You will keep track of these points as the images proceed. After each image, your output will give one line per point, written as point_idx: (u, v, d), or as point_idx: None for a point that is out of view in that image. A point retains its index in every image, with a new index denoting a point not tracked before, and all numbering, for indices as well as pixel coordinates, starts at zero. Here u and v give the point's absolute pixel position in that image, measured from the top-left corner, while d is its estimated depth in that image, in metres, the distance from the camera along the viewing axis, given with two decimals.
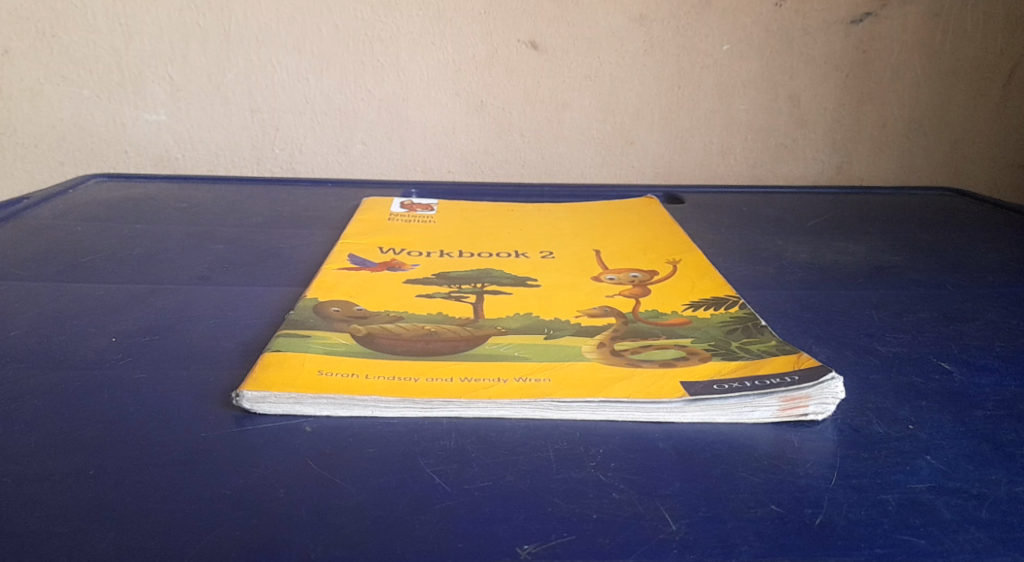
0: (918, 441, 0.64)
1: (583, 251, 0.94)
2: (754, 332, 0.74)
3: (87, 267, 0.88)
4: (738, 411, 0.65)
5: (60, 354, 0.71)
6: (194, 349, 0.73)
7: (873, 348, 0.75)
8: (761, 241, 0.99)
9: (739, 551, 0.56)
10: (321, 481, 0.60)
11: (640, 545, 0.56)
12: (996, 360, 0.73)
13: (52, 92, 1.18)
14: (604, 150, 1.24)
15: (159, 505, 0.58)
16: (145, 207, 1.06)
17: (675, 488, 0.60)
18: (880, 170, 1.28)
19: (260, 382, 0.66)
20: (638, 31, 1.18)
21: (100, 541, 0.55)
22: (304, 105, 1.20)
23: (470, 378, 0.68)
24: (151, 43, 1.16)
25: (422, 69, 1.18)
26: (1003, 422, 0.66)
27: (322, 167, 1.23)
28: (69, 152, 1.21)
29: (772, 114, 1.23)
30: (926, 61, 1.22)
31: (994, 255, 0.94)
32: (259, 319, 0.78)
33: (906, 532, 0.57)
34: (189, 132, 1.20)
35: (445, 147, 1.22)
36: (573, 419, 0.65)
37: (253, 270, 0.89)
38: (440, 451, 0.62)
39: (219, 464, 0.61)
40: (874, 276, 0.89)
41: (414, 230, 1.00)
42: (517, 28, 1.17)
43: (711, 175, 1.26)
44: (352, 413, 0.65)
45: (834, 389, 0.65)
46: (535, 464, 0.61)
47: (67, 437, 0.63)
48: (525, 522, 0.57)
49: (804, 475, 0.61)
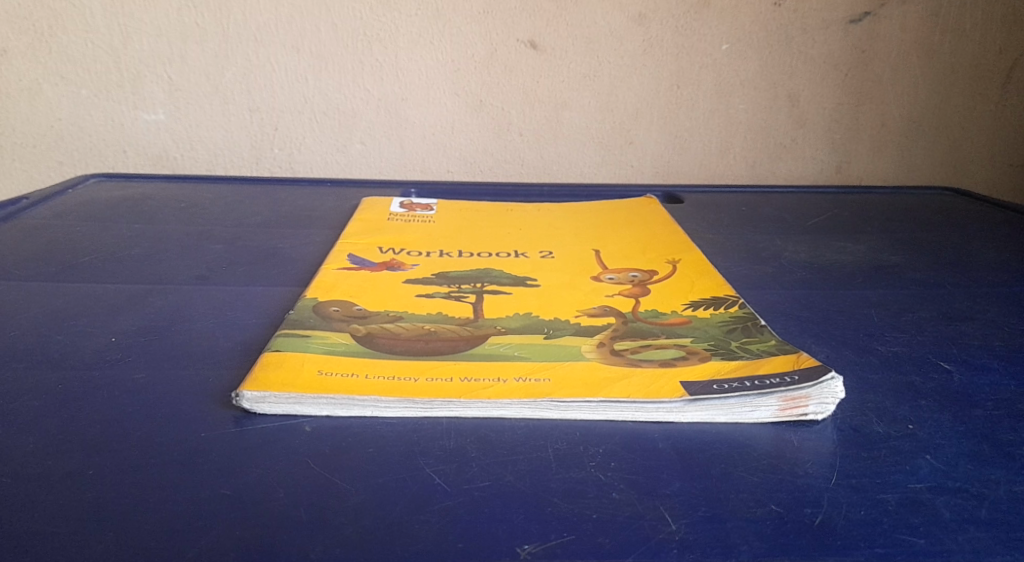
0: (918, 441, 0.64)
1: (582, 251, 0.94)
2: (754, 331, 0.74)
3: (85, 267, 0.88)
4: (738, 410, 0.65)
5: (59, 354, 0.71)
6: (193, 349, 0.73)
7: (873, 348, 0.75)
8: (761, 241, 0.99)
9: (738, 551, 0.56)
10: (321, 481, 0.60)
11: (640, 545, 0.56)
12: (995, 360, 0.73)
13: (51, 92, 1.18)
14: (603, 149, 1.24)
15: (159, 505, 0.58)
16: (144, 207, 1.06)
17: (675, 488, 0.60)
18: (879, 169, 1.28)
19: (259, 381, 0.66)
20: (637, 31, 1.18)
21: (99, 542, 0.55)
22: (303, 104, 1.19)
23: (470, 378, 0.68)
24: (150, 43, 1.16)
25: (421, 68, 1.18)
26: (1003, 422, 0.66)
27: (321, 167, 1.23)
28: (68, 151, 1.21)
29: (771, 113, 1.23)
30: (926, 60, 1.22)
31: (993, 255, 0.95)
32: (258, 319, 0.78)
33: (905, 531, 0.57)
34: (188, 131, 1.20)
35: (444, 147, 1.22)
36: (573, 419, 0.65)
37: (252, 270, 0.88)
38: (440, 451, 0.62)
39: (219, 464, 0.61)
40: (874, 276, 0.89)
41: (414, 229, 1.00)
42: (516, 28, 1.17)
43: (710, 174, 1.26)
44: (352, 412, 0.65)
45: (834, 389, 0.65)
46: (535, 463, 0.61)
47: (66, 438, 0.62)
48: (524, 522, 0.57)
49: (804, 474, 0.61)
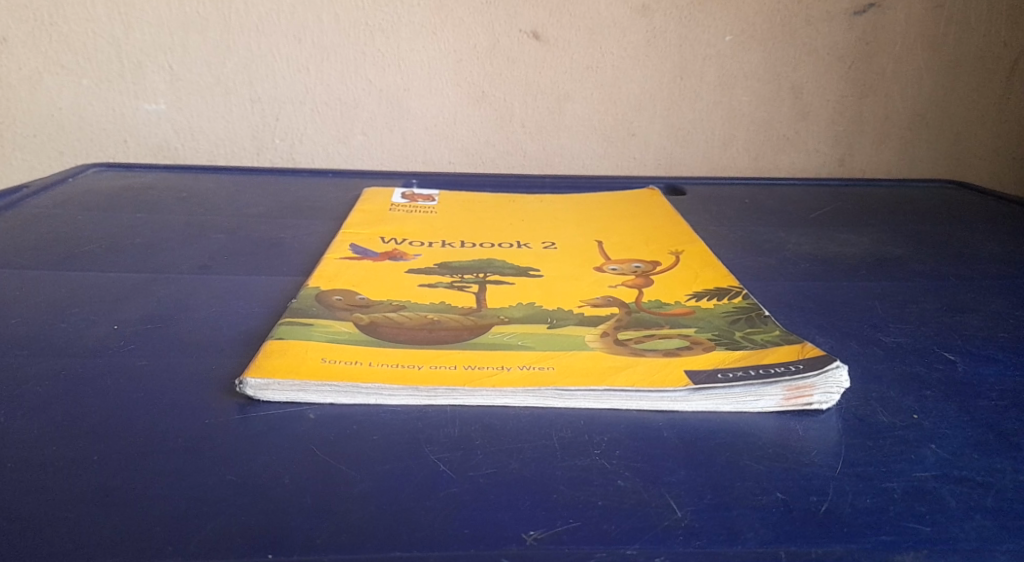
0: (923, 430, 0.64)
1: (584, 242, 0.94)
2: (757, 322, 0.74)
3: (86, 256, 0.87)
4: (743, 399, 0.65)
5: (61, 342, 0.71)
6: (196, 338, 0.73)
7: (877, 339, 0.75)
8: (764, 233, 0.99)
9: (744, 539, 0.56)
10: (325, 470, 0.59)
11: (646, 532, 0.56)
12: (1001, 350, 0.73)
13: (51, 83, 1.17)
14: (605, 143, 1.24)
15: (163, 492, 0.57)
16: (146, 198, 1.06)
17: (680, 476, 0.60)
18: (881, 162, 1.27)
19: (264, 369, 0.66)
20: (640, 22, 1.18)
21: (104, 527, 0.55)
22: (304, 95, 1.19)
23: (474, 366, 0.68)
24: (151, 33, 1.15)
25: (424, 60, 1.18)
26: (1008, 412, 0.66)
27: (322, 159, 1.23)
28: (70, 141, 1.20)
29: (774, 105, 1.23)
30: (929, 52, 1.22)
31: (997, 246, 0.94)
32: (260, 309, 0.78)
33: (911, 520, 0.57)
34: (189, 123, 1.20)
35: (446, 138, 1.22)
36: (577, 408, 0.65)
37: (254, 260, 0.88)
38: (445, 439, 0.62)
39: (223, 451, 0.61)
40: (878, 267, 0.89)
41: (415, 220, 1.00)
42: (518, 19, 1.17)
43: (711, 166, 1.26)
44: (357, 400, 0.65)
45: (838, 378, 0.65)
46: (541, 452, 0.61)
47: (68, 425, 0.62)
48: (530, 509, 0.57)
49: (809, 463, 0.61)
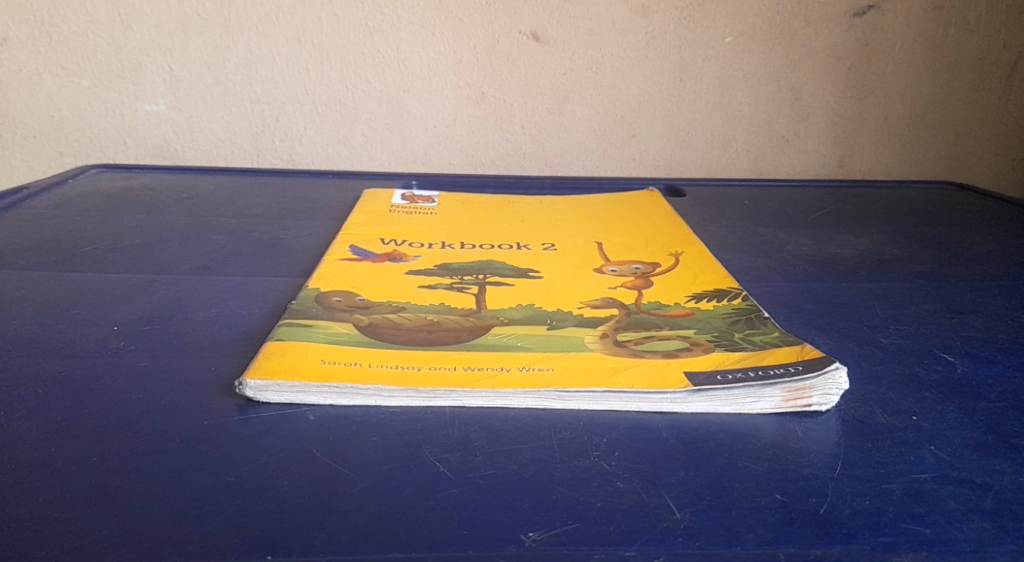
0: (922, 432, 0.64)
1: (583, 243, 0.94)
2: (756, 323, 0.74)
3: (86, 257, 0.87)
4: (742, 400, 0.65)
5: (61, 343, 0.71)
6: (196, 339, 0.73)
7: (876, 340, 0.75)
8: (763, 234, 0.99)
9: (743, 540, 0.56)
10: (324, 470, 0.60)
11: (645, 533, 0.56)
12: (1000, 351, 0.73)
13: (51, 83, 1.17)
14: (605, 144, 1.24)
15: (163, 493, 0.57)
16: (146, 199, 1.06)
17: (679, 477, 0.60)
18: (881, 162, 1.28)
19: (263, 370, 0.66)
20: (639, 23, 1.18)
21: (103, 529, 0.55)
22: (304, 96, 1.19)
23: (473, 367, 0.68)
24: (151, 33, 1.16)
25: (424, 61, 1.18)
26: (1007, 413, 0.66)
27: (322, 159, 1.23)
28: (69, 142, 1.20)
29: (774, 106, 1.23)
30: (929, 53, 1.22)
31: (996, 247, 0.94)
32: (260, 309, 0.78)
33: (910, 521, 0.57)
34: (189, 123, 1.20)
35: (445, 139, 1.22)
36: (577, 409, 0.65)
37: (254, 261, 0.88)
38: (444, 440, 0.62)
39: (222, 452, 0.61)
40: (877, 268, 0.89)
41: (415, 221, 1.00)
42: (518, 20, 1.17)
43: (711, 167, 1.26)
44: (356, 401, 0.65)
45: (837, 379, 0.65)
46: (540, 453, 0.61)
47: (68, 426, 0.62)
48: (530, 510, 0.57)
49: (808, 464, 0.61)
